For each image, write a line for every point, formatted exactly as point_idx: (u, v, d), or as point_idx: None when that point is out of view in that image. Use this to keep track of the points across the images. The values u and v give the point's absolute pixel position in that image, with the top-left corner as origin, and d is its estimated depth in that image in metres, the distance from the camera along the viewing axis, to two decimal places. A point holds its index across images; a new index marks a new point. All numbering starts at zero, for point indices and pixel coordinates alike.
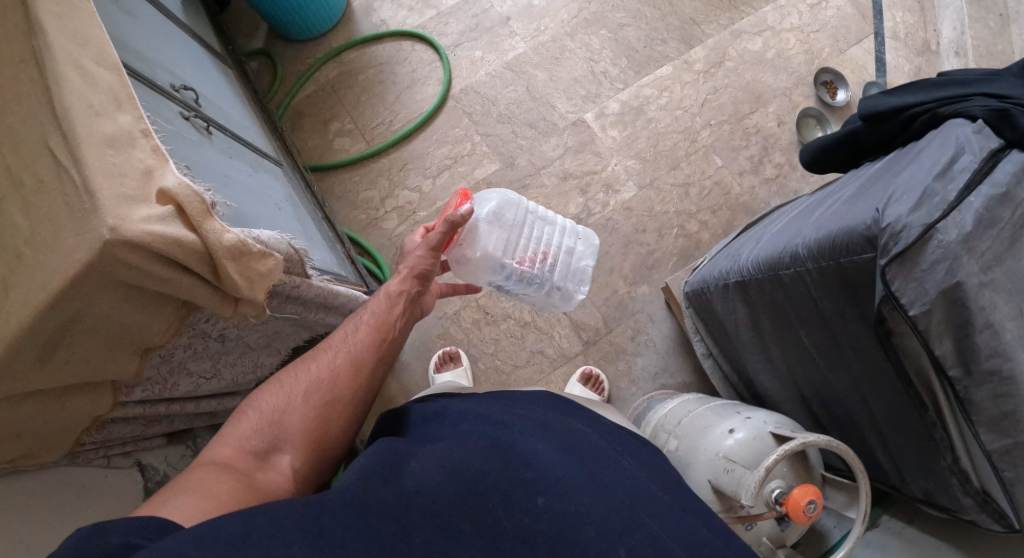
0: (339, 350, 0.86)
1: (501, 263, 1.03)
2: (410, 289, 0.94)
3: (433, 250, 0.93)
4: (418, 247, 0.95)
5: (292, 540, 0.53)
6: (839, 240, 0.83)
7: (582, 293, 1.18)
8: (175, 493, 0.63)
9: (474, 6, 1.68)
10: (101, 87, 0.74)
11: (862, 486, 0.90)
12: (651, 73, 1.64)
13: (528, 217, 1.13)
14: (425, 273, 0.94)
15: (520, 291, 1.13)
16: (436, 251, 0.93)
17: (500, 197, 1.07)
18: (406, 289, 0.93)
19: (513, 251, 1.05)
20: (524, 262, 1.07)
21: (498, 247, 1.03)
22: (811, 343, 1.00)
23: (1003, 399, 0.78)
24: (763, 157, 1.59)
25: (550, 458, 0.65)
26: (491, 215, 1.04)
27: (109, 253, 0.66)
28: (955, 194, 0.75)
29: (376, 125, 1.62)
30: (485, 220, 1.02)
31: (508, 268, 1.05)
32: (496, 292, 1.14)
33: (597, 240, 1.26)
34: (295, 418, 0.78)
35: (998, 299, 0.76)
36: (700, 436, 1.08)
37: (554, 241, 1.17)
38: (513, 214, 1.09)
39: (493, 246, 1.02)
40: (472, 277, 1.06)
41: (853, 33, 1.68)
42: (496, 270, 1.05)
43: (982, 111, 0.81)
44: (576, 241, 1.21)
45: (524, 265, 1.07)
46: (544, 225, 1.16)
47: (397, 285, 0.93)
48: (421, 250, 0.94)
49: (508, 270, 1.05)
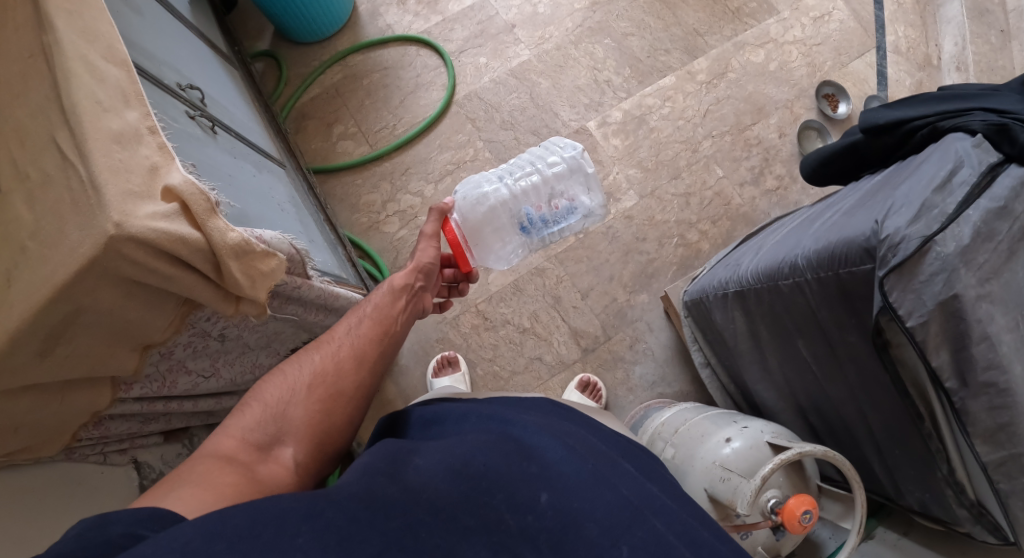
0: (342, 342, 0.86)
1: (514, 210, 1.13)
2: (411, 283, 0.97)
3: (430, 240, 1.01)
4: (420, 242, 1.02)
5: (297, 532, 0.54)
6: (838, 252, 0.84)
7: (580, 154, 1.19)
8: (177, 485, 0.64)
9: (480, 13, 1.70)
10: (109, 83, 0.75)
11: (857, 496, 0.90)
12: (653, 83, 1.65)
13: (500, 172, 1.24)
14: (428, 268, 1.00)
15: (568, 221, 1.20)
16: (433, 243, 1.01)
17: (462, 188, 1.21)
18: (407, 283, 0.97)
19: (514, 193, 1.14)
20: (534, 198, 1.13)
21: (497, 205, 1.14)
22: (809, 352, 1.00)
23: (999, 411, 0.78)
24: (764, 169, 1.59)
25: (554, 453, 0.66)
26: (466, 199, 1.16)
27: (113, 248, 0.67)
28: (953, 207, 0.76)
29: (380, 129, 1.62)
30: (469, 204, 1.15)
31: (525, 209, 1.13)
32: (551, 239, 1.22)
33: (556, 142, 1.35)
34: (298, 410, 0.78)
35: (995, 312, 0.76)
36: (697, 445, 1.08)
37: (529, 164, 1.22)
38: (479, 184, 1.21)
39: (492, 210, 1.13)
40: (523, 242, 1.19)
41: (855, 47, 1.70)
42: (519, 218, 1.13)
43: (982, 124, 0.81)
44: (565, 148, 1.27)
45: (539, 200, 1.14)
46: (515, 165, 1.26)
47: (400, 280, 0.96)
48: (422, 238, 1.01)
49: (530, 212, 1.13)
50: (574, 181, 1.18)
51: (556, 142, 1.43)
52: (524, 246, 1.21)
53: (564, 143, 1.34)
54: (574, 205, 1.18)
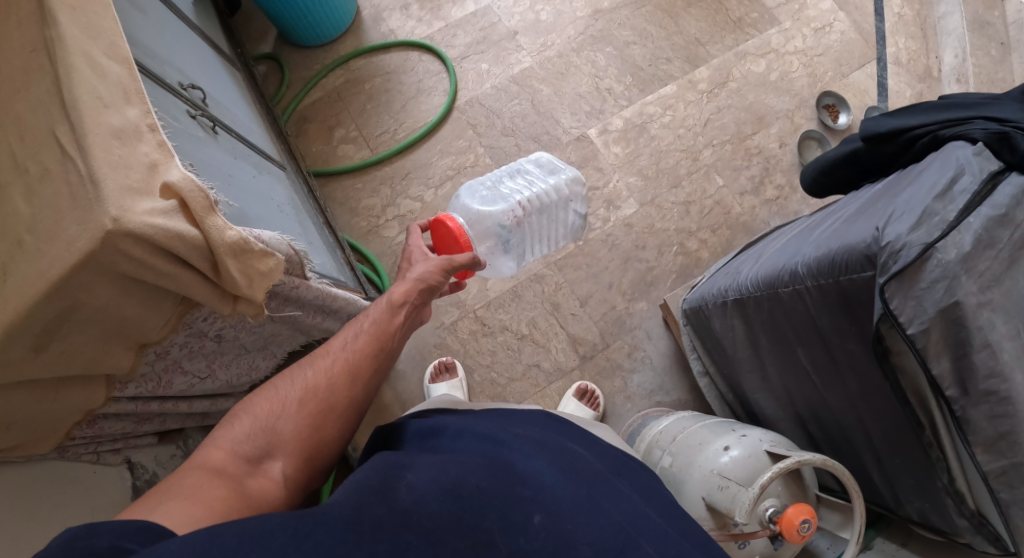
0: (337, 357, 0.84)
1: (498, 223, 1.15)
2: (413, 299, 0.92)
3: (445, 269, 0.96)
4: (429, 261, 0.96)
5: (284, 552, 0.53)
6: (838, 258, 0.84)
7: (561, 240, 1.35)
8: (167, 497, 0.63)
9: (482, 19, 1.71)
10: (111, 79, 0.75)
11: (856, 506, 0.89)
12: (654, 92, 1.65)
13: (494, 190, 1.27)
14: (432, 286, 0.94)
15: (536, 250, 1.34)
16: (449, 270, 0.96)
17: (465, 198, 1.25)
18: (409, 298, 0.92)
19: (505, 209, 1.16)
20: (518, 209, 1.17)
21: (491, 214, 1.15)
22: (808, 361, 1.00)
23: (1000, 420, 0.78)
24: (764, 179, 1.59)
25: (547, 475, 0.65)
26: (469, 208, 1.19)
27: (111, 243, 0.66)
28: (954, 214, 0.76)
29: (380, 133, 1.63)
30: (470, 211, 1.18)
31: (504, 225, 1.15)
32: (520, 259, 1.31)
33: (576, 188, 1.37)
34: (289, 424, 0.77)
35: (996, 320, 0.76)
36: (695, 453, 1.07)
37: (522, 185, 1.28)
38: (483, 197, 1.24)
39: (485, 215, 1.15)
40: (521, 252, 1.25)
41: (856, 58, 1.70)
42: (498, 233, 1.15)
43: (982, 133, 0.81)
44: (553, 171, 1.38)
45: (517, 218, 1.17)
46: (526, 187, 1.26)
47: (401, 294, 0.92)
48: (434, 263, 0.95)
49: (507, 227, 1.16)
50: (576, 204, 1.34)
51: (575, 179, 1.39)
52: (517, 259, 1.27)
53: (575, 194, 1.36)
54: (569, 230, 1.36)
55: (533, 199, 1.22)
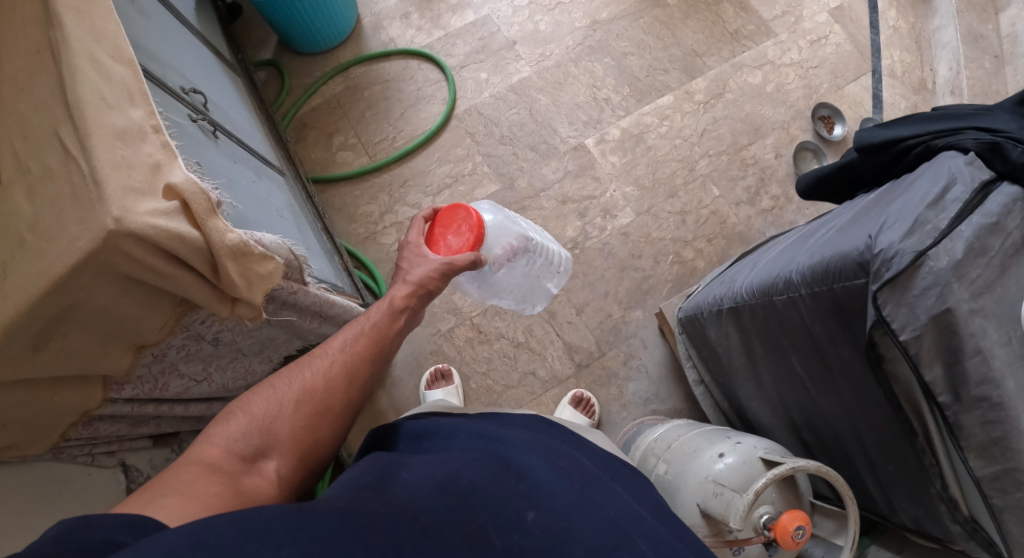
0: (335, 360, 0.84)
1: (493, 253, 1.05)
2: (414, 304, 0.92)
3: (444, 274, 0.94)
4: (428, 264, 0.95)
5: (280, 545, 0.53)
6: (832, 266, 0.84)
7: (524, 301, 1.33)
8: (161, 493, 0.63)
9: (482, 29, 1.72)
10: (115, 81, 0.75)
11: (850, 513, 0.89)
12: (652, 102, 1.67)
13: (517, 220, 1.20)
14: (431, 292, 0.94)
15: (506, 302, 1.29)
16: (447, 275, 0.94)
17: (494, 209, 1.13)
18: (410, 303, 0.92)
19: (506, 250, 1.07)
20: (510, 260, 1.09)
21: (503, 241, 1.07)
22: (802, 368, 1.01)
23: (992, 425, 0.78)
24: (760, 189, 1.61)
25: (542, 474, 0.65)
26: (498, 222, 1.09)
27: (112, 243, 0.67)
28: (946, 223, 0.77)
29: (379, 140, 1.64)
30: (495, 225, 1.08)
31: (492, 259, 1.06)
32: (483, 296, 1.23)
33: (559, 266, 1.40)
34: (284, 424, 0.77)
35: (988, 326, 0.77)
36: (689, 461, 1.08)
37: (538, 232, 1.30)
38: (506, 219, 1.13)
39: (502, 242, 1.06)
40: (489, 286, 1.16)
41: (851, 70, 1.73)
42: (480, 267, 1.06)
43: (974, 143, 0.82)
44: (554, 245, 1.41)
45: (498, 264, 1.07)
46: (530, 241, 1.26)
47: (402, 298, 0.92)
48: (433, 267, 0.94)
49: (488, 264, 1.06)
50: (553, 277, 1.38)
51: (564, 262, 1.43)
52: (481, 289, 1.18)
53: (558, 272, 1.39)
54: (538, 297, 1.36)
55: (538, 247, 1.24)
